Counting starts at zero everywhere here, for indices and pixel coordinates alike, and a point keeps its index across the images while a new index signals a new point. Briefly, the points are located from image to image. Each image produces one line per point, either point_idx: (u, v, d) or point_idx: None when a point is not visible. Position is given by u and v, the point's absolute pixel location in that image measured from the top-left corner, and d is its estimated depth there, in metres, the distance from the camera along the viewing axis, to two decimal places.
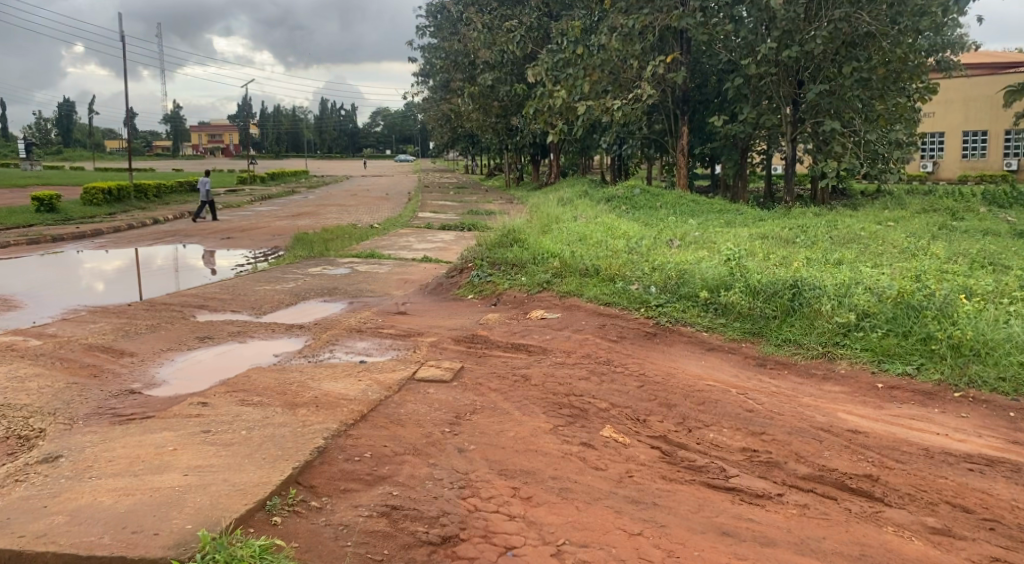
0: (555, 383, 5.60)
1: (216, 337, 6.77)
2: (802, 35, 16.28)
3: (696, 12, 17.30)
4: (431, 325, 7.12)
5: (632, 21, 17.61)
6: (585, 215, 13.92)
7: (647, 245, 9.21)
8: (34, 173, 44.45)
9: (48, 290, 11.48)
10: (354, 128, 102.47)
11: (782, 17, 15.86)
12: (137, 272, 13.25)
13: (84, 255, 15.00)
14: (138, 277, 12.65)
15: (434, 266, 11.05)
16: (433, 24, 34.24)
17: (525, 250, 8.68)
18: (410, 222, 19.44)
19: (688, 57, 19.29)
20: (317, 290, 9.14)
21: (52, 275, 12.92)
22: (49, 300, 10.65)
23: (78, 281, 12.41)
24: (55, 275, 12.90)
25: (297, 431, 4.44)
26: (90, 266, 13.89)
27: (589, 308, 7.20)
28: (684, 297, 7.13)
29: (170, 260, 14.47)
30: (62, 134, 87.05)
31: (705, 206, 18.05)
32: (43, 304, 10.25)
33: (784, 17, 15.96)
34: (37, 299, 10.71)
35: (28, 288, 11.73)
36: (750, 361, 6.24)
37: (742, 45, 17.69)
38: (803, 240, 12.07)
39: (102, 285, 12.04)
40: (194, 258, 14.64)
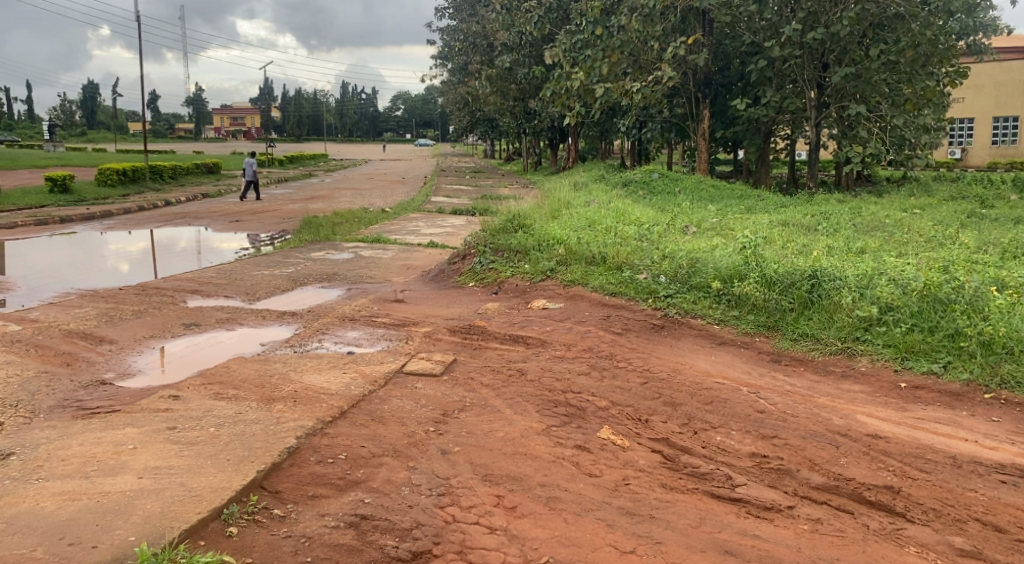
0: (552, 378, 5.25)
1: (203, 323, 6.50)
2: (828, 17, 15.78)
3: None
4: (427, 314, 6.79)
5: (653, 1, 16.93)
6: (599, 201, 13.50)
7: (659, 232, 8.80)
8: (56, 155, 44.58)
9: (50, 271, 11.27)
10: (375, 112, 102.26)
11: None
12: (148, 253, 13.07)
13: (108, 235, 14.93)
14: (156, 259, 12.47)
15: (439, 252, 10.73)
16: (451, 5, 33.63)
17: (531, 236, 8.31)
18: (423, 206, 19.13)
19: (710, 38, 18.66)
20: (315, 276, 8.84)
21: (56, 255, 12.73)
22: (49, 281, 10.43)
23: (82, 261, 12.21)
24: (60, 256, 12.71)
25: (268, 428, 4.14)
26: (116, 246, 13.84)
27: (594, 298, 6.84)
28: (694, 287, 6.72)
29: (193, 241, 14.31)
30: (87, 117, 87.85)
31: (725, 192, 17.54)
32: (42, 285, 10.03)
33: None
34: (37, 280, 10.50)
35: (30, 268, 11.53)
36: (763, 358, 5.85)
37: (765, 26, 17.17)
38: (825, 228, 11.58)
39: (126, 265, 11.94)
40: (211, 240, 14.44)
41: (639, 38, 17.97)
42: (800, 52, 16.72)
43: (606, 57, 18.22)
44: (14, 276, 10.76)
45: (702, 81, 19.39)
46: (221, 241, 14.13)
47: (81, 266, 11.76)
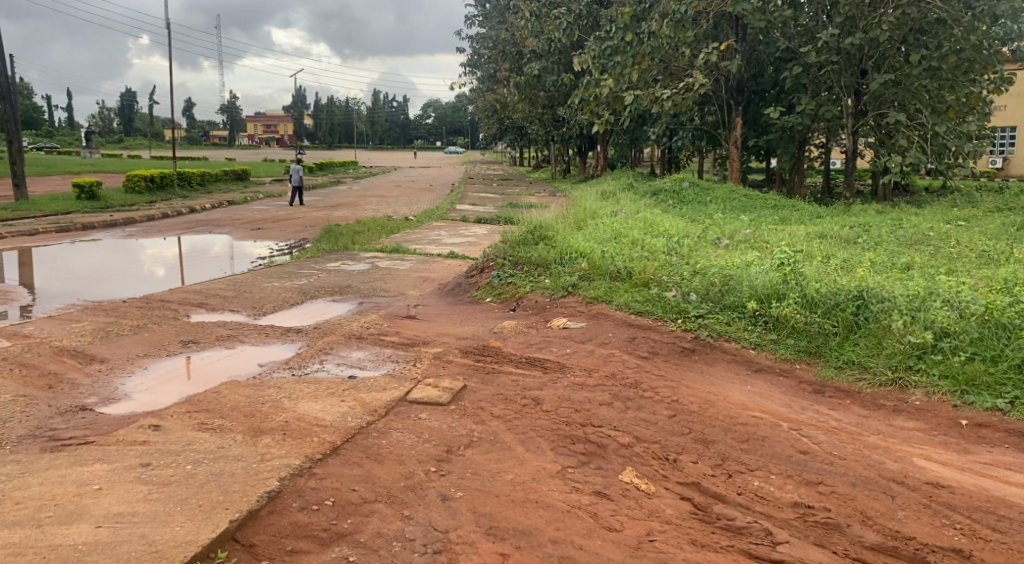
0: (571, 409, 4.77)
1: (202, 341, 6.13)
2: (866, 21, 15.15)
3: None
4: (439, 333, 6.34)
5: (685, 6, 16.38)
6: (627, 211, 12.96)
7: (689, 245, 8.27)
8: (92, 161, 45.28)
9: (64, 277, 10.95)
10: (405, 119, 102.63)
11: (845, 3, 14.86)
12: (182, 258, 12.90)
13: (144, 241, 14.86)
14: (188, 264, 12.27)
15: (458, 263, 10.31)
16: (481, 12, 33.27)
17: (552, 249, 7.82)
18: (447, 215, 18.74)
19: (743, 44, 18.06)
20: (327, 289, 8.45)
21: (72, 261, 12.43)
22: (63, 286, 10.10)
23: (98, 267, 11.89)
24: (75, 261, 12.42)
25: (250, 467, 3.72)
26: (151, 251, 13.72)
27: (618, 317, 6.32)
28: (728, 307, 6.17)
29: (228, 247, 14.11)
30: (124, 124, 89.57)
31: (759, 201, 16.90)
32: (53, 291, 9.68)
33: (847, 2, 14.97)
34: (50, 286, 10.16)
35: (45, 274, 11.21)
36: (804, 388, 5.29)
37: (800, 32, 16.73)
38: (865, 241, 10.95)
39: (162, 270, 11.78)
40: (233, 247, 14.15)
41: (669, 45, 17.42)
42: (837, 58, 16.04)
43: (636, 64, 17.65)
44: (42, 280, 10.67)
45: (735, 88, 18.79)
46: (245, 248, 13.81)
47: (97, 272, 11.44)
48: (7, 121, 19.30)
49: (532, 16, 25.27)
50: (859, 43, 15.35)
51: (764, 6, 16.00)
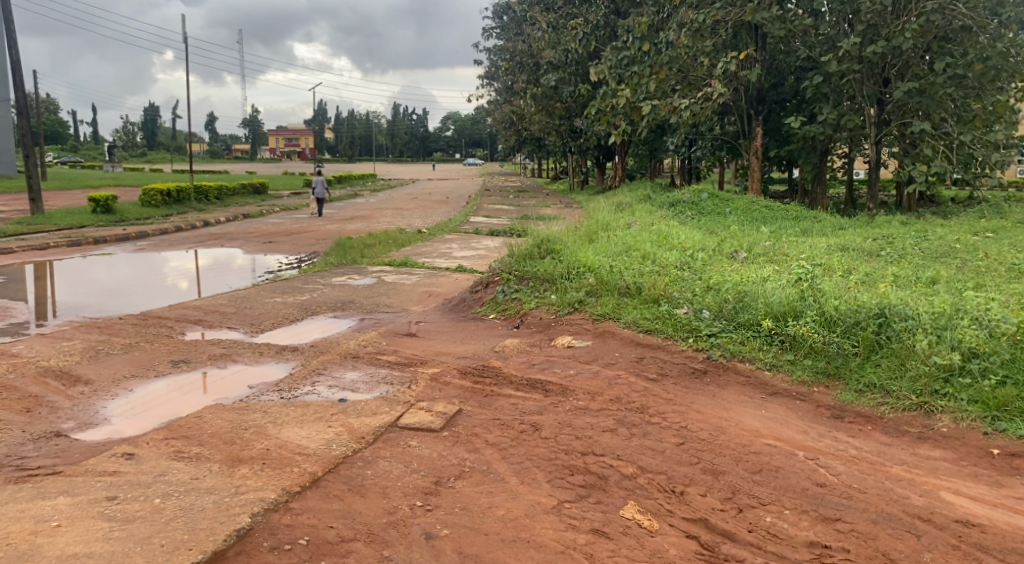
0: (571, 436, 4.48)
1: (194, 361, 5.93)
2: (889, 29, 14.81)
3: (772, 6, 15.67)
4: (438, 352, 6.09)
5: (703, 16, 16.11)
6: (642, 222, 12.66)
7: (703, 258, 7.96)
8: (112, 175, 45.84)
9: (87, 289, 10.93)
10: (425, 132, 102.97)
11: (867, 11, 14.52)
12: (205, 271, 12.81)
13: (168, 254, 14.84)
14: (210, 277, 12.17)
15: (467, 277, 10.06)
16: (498, 24, 33.17)
17: (560, 263, 7.54)
18: (460, 227, 18.53)
19: (762, 54, 17.75)
20: (329, 304, 8.24)
21: (77, 274, 12.25)
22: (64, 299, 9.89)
23: (102, 280, 11.70)
24: (80, 275, 12.25)
25: (222, 502, 3.48)
26: (175, 263, 13.67)
27: (625, 335, 6.02)
28: (742, 325, 5.85)
29: (250, 260, 14.01)
30: (148, 138, 90.83)
31: (779, 213, 16.52)
32: (76, 303, 9.64)
33: (869, 10, 14.63)
34: (52, 298, 9.96)
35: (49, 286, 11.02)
36: (822, 414, 4.96)
37: (821, 41, 16.41)
38: (888, 253, 10.56)
39: (187, 282, 11.69)
40: (249, 260, 14.00)
41: (688, 55, 17.14)
42: (859, 67, 15.67)
43: (653, 74, 17.37)
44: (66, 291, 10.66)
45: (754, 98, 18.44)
46: (261, 261, 13.68)
47: (121, 284, 11.42)
48: (24, 135, 19.40)
49: (549, 27, 25.12)
50: (882, 51, 14.96)
51: (783, 14, 15.65)
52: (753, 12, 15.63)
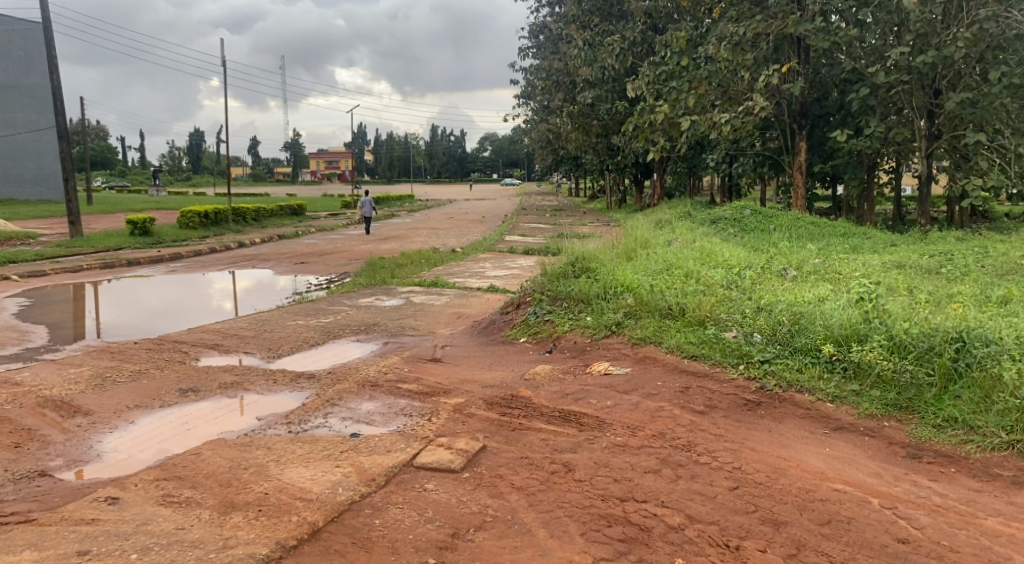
0: (608, 479, 3.96)
1: (203, 390, 5.56)
2: (939, 39, 14.08)
3: (815, 17, 15.04)
4: (463, 379, 5.60)
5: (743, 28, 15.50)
6: (682, 240, 12.07)
7: (751, 277, 7.34)
8: (155, 199, 46.58)
9: (131, 309, 10.90)
10: (463, 153, 103.35)
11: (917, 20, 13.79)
12: (251, 291, 12.67)
13: (213, 275, 14.79)
14: (255, 297, 11.99)
15: (499, 298, 9.60)
16: (534, 43, 32.78)
17: (596, 281, 6.99)
18: (494, 246, 18.13)
19: (806, 66, 17.09)
20: (353, 327, 7.84)
21: (107, 296, 12.02)
22: (94, 322, 9.64)
23: (129, 303, 11.41)
24: (109, 297, 11.96)
25: (206, 559, 3.06)
26: (221, 285, 13.60)
27: (668, 361, 5.45)
28: (799, 350, 5.24)
29: (296, 280, 13.82)
30: (193, 163, 92.95)
31: (827, 229, 15.78)
32: (120, 323, 9.58)
33: (919, 19, 13.90)
34: (84, 321, 9.74)
35: (76, 308, 10.75)
36: (896, 453, 4.35)
37: (868, 52, 15.70)
38: (950, 271, 9.82)
39: (232, 303, 11.53)
40: (292, 280, 13.83)
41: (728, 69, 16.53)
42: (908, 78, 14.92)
43: (693, 89, 16.89)
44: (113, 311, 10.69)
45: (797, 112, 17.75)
46: (304, 282, 13.46)
47: (167, 305, 11.36)
48: (64, 160, 19.64)
49: (585, 45, 24.66)
50: (932, 62, 14.23)
51: (827, 26, 14.98)
52: (795, 24, 14.98)
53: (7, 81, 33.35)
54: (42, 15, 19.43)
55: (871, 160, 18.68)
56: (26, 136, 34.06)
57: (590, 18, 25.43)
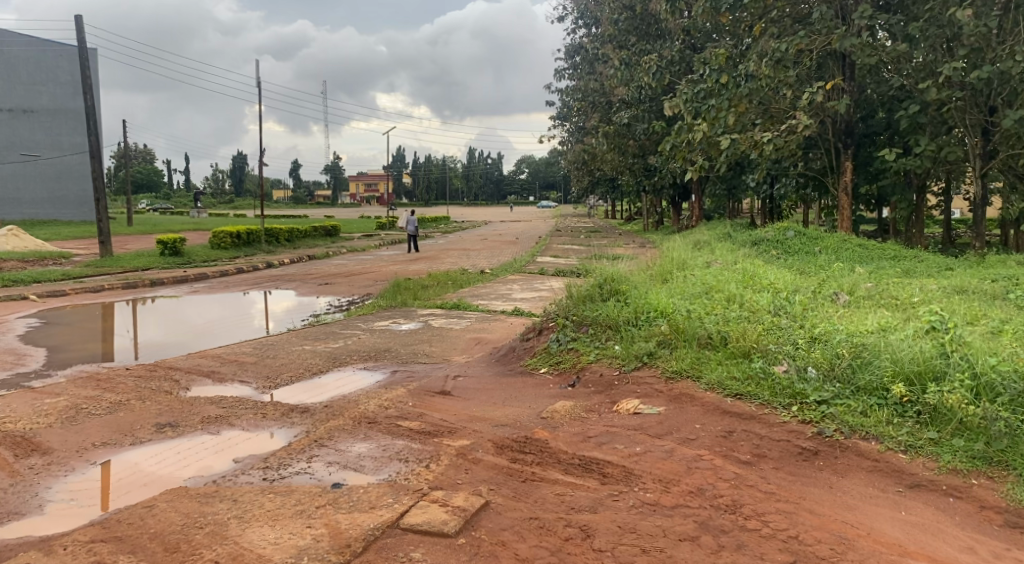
0: (634, 550, 3.25)
1: (182, 424, 5.00)
2: (995, 53, 13.15)
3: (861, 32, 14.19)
4: (473, 416, 4.92)
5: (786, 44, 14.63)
6: (722, 261, 11.25)
7: (800, 302, 6.57)
8: (192, 220, 46.90)
9: (169, 330, 10.73)
10: (500, 176, 103.25)
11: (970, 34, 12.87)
12: (293, 312, 12.35)
13: (254, 295, 14.55)
14: (295, 317, 11.65)
15: (523, 322, 8.91)
16: (570, 64, 32.15)
17: (626, 305, 6.26)
18: (524, 267, 17.44)
19: (852, 83, 16.21)
20: (362, 354, 7.22)
21: (138, 317, 11.83)
22: (129, 343, 9.48)
23: (152, 325, 11.03)
24: (144, 318, 11.80)
25: None
26: (263, 305, 13.34)
27: (707, 400, 4.69)
28: (862, 390, 4.45)
29: (340, 299, 13.46)
30: (235, 185, 94.38)
31: (875, 251, 14.81)
32: (155, 345, 9.40)
33: (973, 33, 12.95)
34: (116, 342, 9.58)
35: (108, 329, 10.59)
36: (990, 521, 3.54)
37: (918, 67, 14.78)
38: (1017, 297, 8.91)
39: (273, 323, 11.23)
40: (334, 299, 13.45)
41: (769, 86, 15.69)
42: (962, 94, 13.96)
43: (733, 107, 15.62)
44: (150, 331, 10.54)
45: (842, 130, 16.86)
46: (345, 301, 13.05)
47: (206, 325, 11.16)
48: (95, 180, 19.56)
49: (622, 64, 23.97)
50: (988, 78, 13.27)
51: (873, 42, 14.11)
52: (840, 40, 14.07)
53: (55, 105, 34.12)
54: (78, 38, 19.55)
55: (920, 180, 17.65)
56: (71, 158, 34.59)
57: (627, 38, 24.58)
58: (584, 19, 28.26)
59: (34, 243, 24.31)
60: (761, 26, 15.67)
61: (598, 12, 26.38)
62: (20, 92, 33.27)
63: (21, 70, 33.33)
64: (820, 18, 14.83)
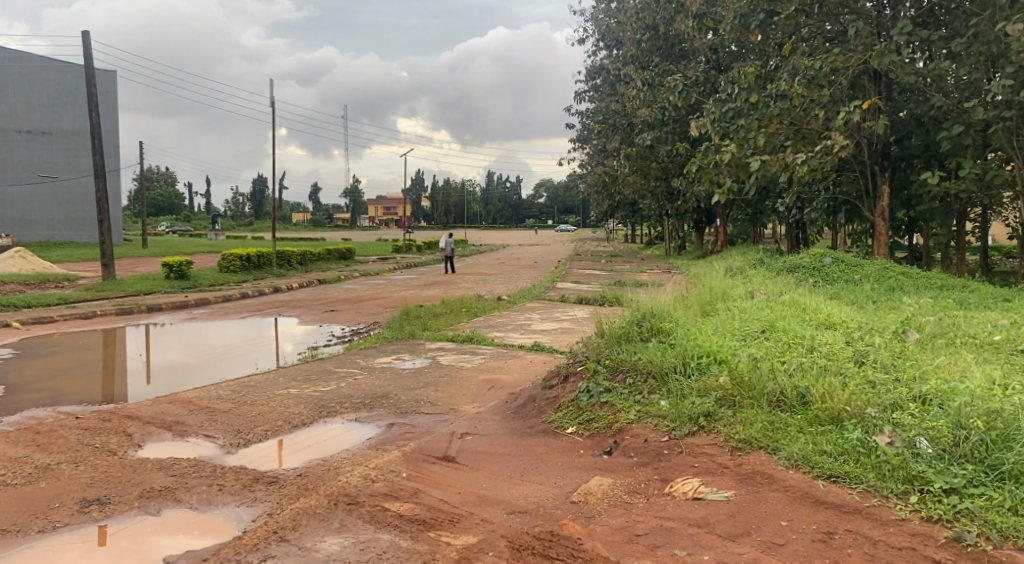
0: None
1: (113, 501, 3.92)
2: None
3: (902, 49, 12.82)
4: (483, 496, 3.84)
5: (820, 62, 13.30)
6: (766, 292, 10.07)
7: (879, 347, 5.43)
8: (210, 242, 46.24)
9: (177, 356, 9.99)
10: (518, 200, 102.48)
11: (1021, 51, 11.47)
12: (310, 337, 11.54)
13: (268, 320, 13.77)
14: (312, 344, 10.86)
15: (543, 360, 7.80)
16: (591, 86, 31.14)
17: (671, 348, 5.13)
18: (543, 294, 16.37)
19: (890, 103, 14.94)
20: (357, 400, 6.15)
21: (136, 344, 11.00)
22: (134, 372, 8.77)
23: (160, 352, 10.29)
24: (146, 344, 11.00)
25: None
26: (280, 329, 12.56)
27: (792, 483, 3.57)
28: (1007, 477, 3.29)
29: (355, 326, 12.59)
30: (255, 208, 94.50)
31: (922, 279, 13.54)
32: (166, 374, 8.70)
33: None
34: (119, 371, 8.84)
35: (109, 357, 9.84)
36: None
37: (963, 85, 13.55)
38: None
39: (291, 349, 10.46)
40: (345, 327, 12.53)
41: (801, 106, 14.32)
42: (1015, 114, 12.72)
43: (763, 127, 14.31)
44: (161, 358, 9.85)
45: (879, 153, 15.45)
46: (357, 330, 12.13)
47: (222, 350, 10.45)
48: (99, 201, 18.79)
49: (645, 84, 22.92)
50: None
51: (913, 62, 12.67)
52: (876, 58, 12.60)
53: (74, 127, 33.83)
54: (86, 55, 18.92)
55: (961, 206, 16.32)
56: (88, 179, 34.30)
57: (650, 58, 23.56)
58: (606, 41, 27.42)
59: (42, 265, 23.64)
60: (792, 45, 14.29)
61: (620, 32, 25.40)
62: (39, 114, 32.85)
63: (42, 91, 32.90)
64: (856, 34, 13.32)
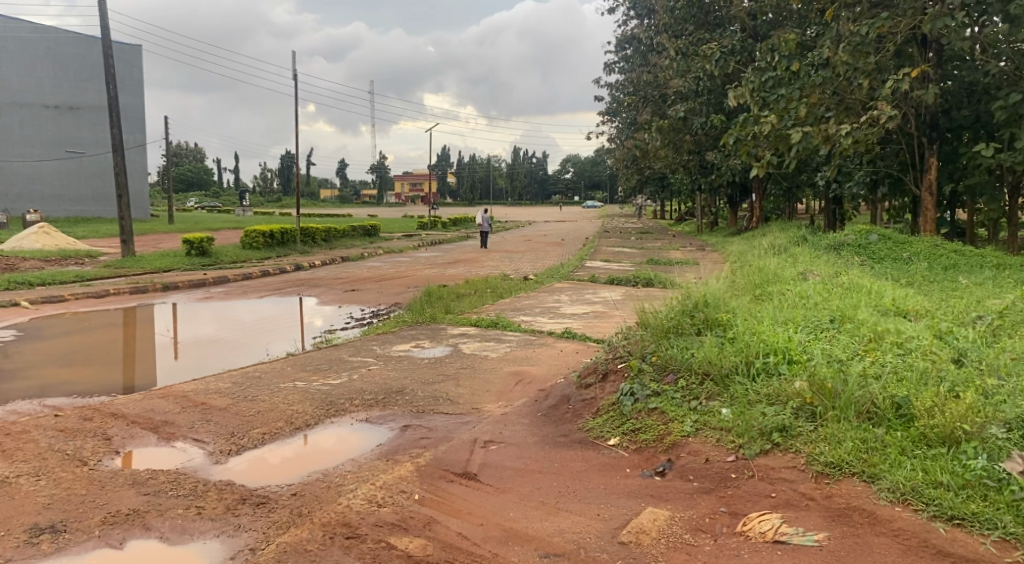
0: None
1: (70, 528, 3.30)
2: None
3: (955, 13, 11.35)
4: (512, 530, 3.16)
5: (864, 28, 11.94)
6: (819, 274, 9.13)
7: (972, 341, 4.57)
8: (238, 218, 45.89)
9: (199, 332, 9.52)
10: (544, 176, 101.20)
11: None
12: (334, 315, 10.98)
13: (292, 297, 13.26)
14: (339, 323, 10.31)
15: (576, 349, 7.06)
16: (622, 57, 29.91)
17: (728, 344, 4.36)
18: (572, 273, 15.58)
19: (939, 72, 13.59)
20: (368, 397, 5.47)
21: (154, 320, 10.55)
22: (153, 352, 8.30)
23: (182, 328, 9.83)
24: (164, 321, 10.52)
25: None
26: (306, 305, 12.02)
27: (902, 526, 2.85)
28: None
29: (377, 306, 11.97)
30: (283, 184, 94.35)
31: (977, 258, 12.47)
32: (189, 352, 8.23)
33: None
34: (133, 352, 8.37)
35: (126, 336, 9.38)
36: None
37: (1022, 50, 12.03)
38: None
39: (319, 327, 9.94)
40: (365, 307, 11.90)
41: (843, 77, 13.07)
42: None
43: (804, 98, 13.10)
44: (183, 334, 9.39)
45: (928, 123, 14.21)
46: (377, 310, 11.49)
47: (249, 325, 9.98)
48: (118, 177, 18.32)
49: (678, 54, 21.71)
50: None
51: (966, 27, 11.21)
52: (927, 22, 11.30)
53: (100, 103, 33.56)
54: (101, 26, 18.31)
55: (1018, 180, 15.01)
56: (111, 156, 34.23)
57: (683, 27, 22.34)
58: (636, 10, 26.26)
59: (66, 241, 23.34)
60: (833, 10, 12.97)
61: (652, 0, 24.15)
62: (66, 89, 32.58)
63: (70, 67, 32.66)
64: None
